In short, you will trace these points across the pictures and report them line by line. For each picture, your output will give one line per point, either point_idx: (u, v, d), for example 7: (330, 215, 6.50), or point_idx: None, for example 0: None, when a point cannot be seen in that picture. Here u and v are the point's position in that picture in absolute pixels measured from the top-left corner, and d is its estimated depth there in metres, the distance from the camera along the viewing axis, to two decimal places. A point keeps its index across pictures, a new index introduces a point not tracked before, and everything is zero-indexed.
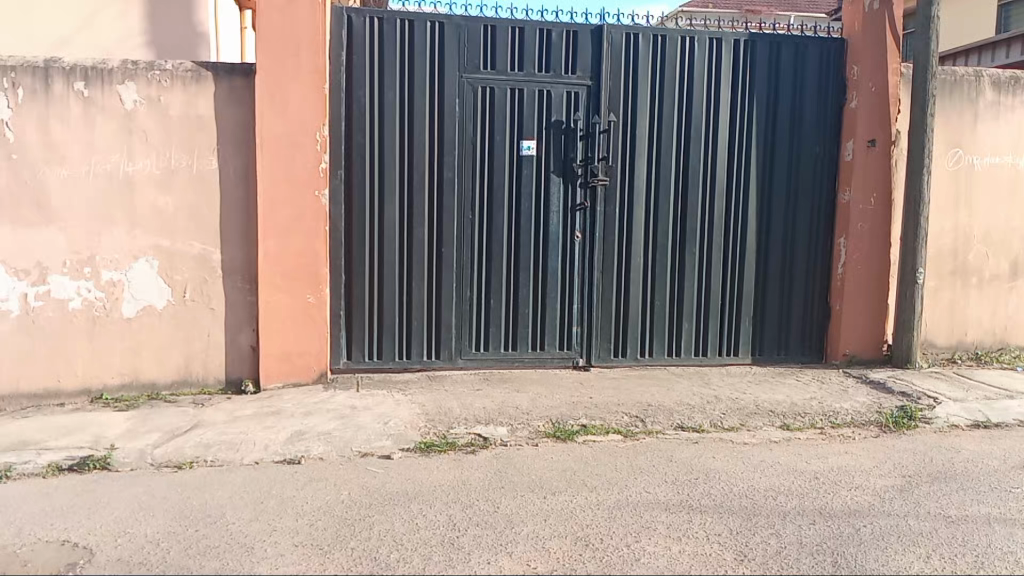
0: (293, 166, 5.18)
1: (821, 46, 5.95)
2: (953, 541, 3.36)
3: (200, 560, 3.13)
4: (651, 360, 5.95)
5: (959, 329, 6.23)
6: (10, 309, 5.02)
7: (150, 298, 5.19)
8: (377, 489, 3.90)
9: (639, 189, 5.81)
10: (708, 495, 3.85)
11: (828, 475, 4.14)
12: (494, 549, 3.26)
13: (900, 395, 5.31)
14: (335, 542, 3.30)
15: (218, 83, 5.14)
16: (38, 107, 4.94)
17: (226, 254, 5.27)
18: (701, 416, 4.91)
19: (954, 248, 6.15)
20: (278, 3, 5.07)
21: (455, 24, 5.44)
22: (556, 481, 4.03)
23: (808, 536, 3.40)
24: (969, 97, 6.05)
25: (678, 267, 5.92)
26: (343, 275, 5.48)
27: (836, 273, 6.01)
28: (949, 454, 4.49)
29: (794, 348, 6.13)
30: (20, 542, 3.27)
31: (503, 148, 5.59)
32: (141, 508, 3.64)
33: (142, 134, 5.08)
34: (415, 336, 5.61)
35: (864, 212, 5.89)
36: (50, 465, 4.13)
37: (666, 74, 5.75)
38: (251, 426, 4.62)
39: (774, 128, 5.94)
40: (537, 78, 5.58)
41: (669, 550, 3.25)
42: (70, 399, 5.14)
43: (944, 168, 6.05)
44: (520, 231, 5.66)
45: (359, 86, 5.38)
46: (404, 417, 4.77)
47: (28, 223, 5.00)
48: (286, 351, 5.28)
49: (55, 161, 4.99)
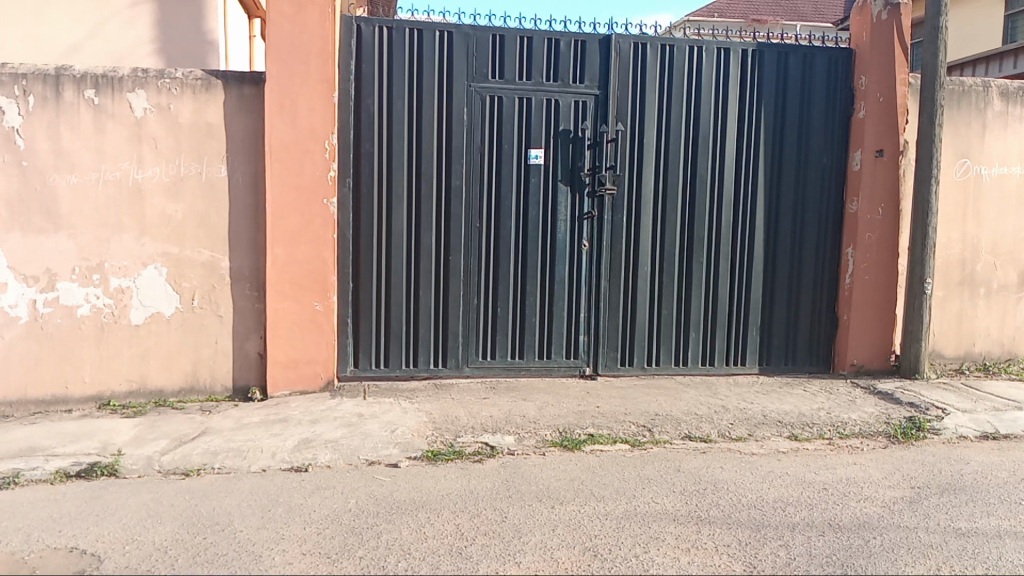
0: (302, 174, 5.20)
1: (829, 55, 5.94)
2: (963, 554, 3.34)
3: (208, 567, 3.13)
4: (658, 369, 5.94)
5: (967, 339, 6.21)
6: (19, 315, 5.03)
7: (158, 306, 5.21)
8: (385, 497, 3.89)
9: (647, 200, 5.82)
10: (716, 505, 3.84)
11: (836, 486, 4.12)
12: (503, 558, 3.25)
13: (908, 405, 5.30)
14: (343, 551, 3.30)
15: (227, 91, 5.16)
16: (49, 114, 4.96)
17: (235, 262, 5.28)
18: (708, 426, 4.90)
19: (962, 258, 6.13)
20: (287, 13, 5.10)
21: (463, 33, 5.46)
22: (564, 490, 4.02)
23: (818, 547, 3.39)
24: (978, 107, 6.04)
25: (685, 277, 5.92)
26: (351, 282, 5.49)
27: (844, 283, 5.99)
28: (958, 465, 4.47)
29: (802, 358, 6.11)
30: (28, 549, 3.27)
31: (511, 156, 5.60)
32: (150, 515, 3.64)
33: (152, 142, 5.10)
34: (423, 343, 5.61)
35: (872, 221, 5.88)
36: (59, 471, 4.13)
37: (674, 84, 5.77)
38: (258, 433, 4.62)
39: (783, 137, 5.94)
40: (546, 87, 5.59)
41: (678, 561, 3.23)
42: (78, 405, 5.15)
43: (952, 178, 6.05)
44: (528, 239, 5.67)
45: (367, 94, 5.40)
46: (411, 426, 4.76)
47: (38, 229, 5.01)
48: (293, 358, 5.30)
49: (66, 169, 5.01)
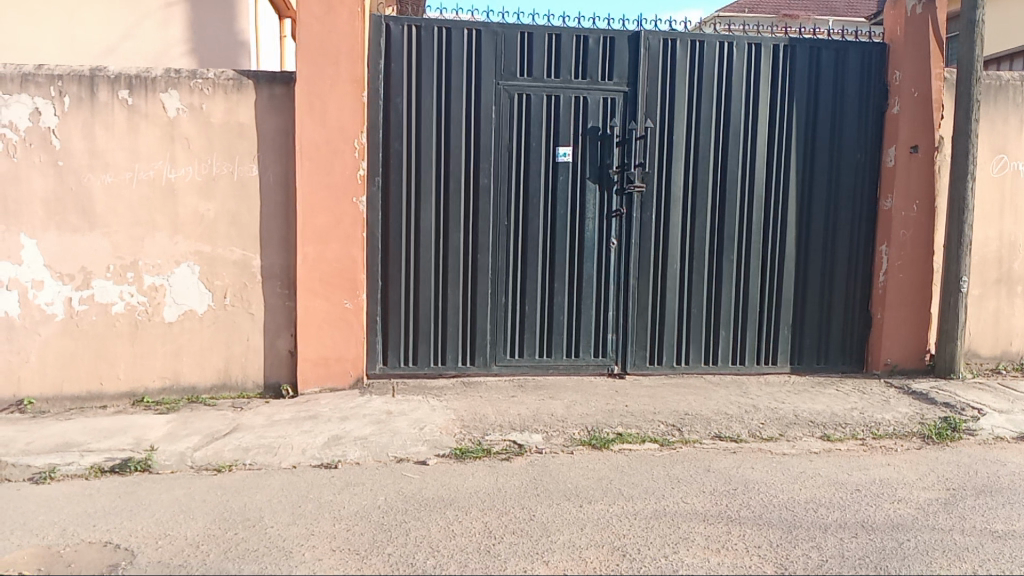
0: (332, 173, 5.23)
1: (861, 49, 5.85)
2: (1000, 557, 3.27)
3: (239, 562, 3.16)
4: (687, 368, 5.90)
5: (1003, 338, 6.09)
6: (55, 313, 5.12)
7: (191, 303, 5.27)
8: (414, 494, 3.91)
9: (676, 196, 5.77)
10: (747, 506, 3.80)
11: (869, 487, 4.06)
12: (531, 557, 3.24)
13: (943, 406, 5.20)
14: (372, 547, 3.31)
15: (258, 91, 5.21)
16: (85, 114, 5.04)
17: (266, 260, 5.33)
18: (738, 426, 4.85)
19: (999, 255, 6.01)
20: (318, 12, 5.13)
21: (491, 31, 5.46)
22: (592, 489, 4.01)
23: (850, 550, 3.34)
24: (1016, 102, 5.91)
25: (715, 275, 5.87)
26: (379, 281, 5.52)
27: (878, 282, 5.91)
28: (995, 467, 4.37)
29: (834, 358, 6.03)
30: (64, 543, 3.33)
31: (539, 154, 5.59)
32: (182, 511, 3.68)
33: (184, 141, 5.16)
34: (451, 340, 5.63)
35: (906, 218, 5.79)
36: (94, 466, 4.20)
37: (704, 80, 5.72)
38: (289, 429, 4.66)
39: (814, 133, 5.86)
40: (573, 84, 5.57)
41: (708, 561, 3.20)
42: (112, 401, 5.24)
43: (988, 174, 5.93)
44: (555, 236, 5.65)
45: (397, 93, 5.43)
46: (439, 423, 4.77)
47: (74, 229, 5.11)
48: (323, 356, 5.33)
49: (101, 169, 5.09)
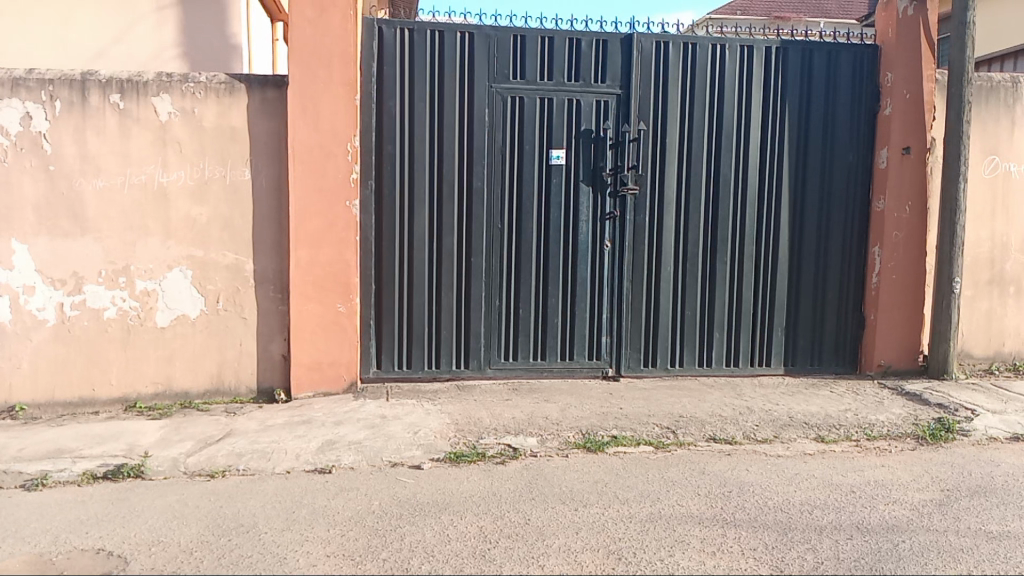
0: (324, 176, 5.22)
1: (853, 51, 5.87)
2: (995, 558, 3.28)
3: (232, 569, 3.14)
4: (681, 370, 5.90)
5: (996, 339, 6.11)
6: (47, 318, 5.10)
7: (183, 308, 5.25)
8: (409, 499, 3.90)
9: (669, 199, 5.78)
10: (742, 508, 3.80)
11: (864, 489, 4.06)
12: (527, 561, 3.23)
13: (937, 407, 5.21)
14: (367, 553, 3.30)
15: (250, 95, 5.19)
16: (76, 119, 5.01)
17: (259, 264, 5.31)
18: (733, 428, 4.85)
19: (991, 256, 6.04)
20: (310, 15, 5.12)
21: (484, 34, 5.45)
22: (588, 492, 4.00)
23: (846, 551, 3.34)
24: (1007, 103, 5.93)
25: (708, 276, 5.88)
26: (373, 284, 5.51)
27: (871, 283, 5.92)
28: (988, 468, 4.39)
29: (828, 359, 6.04)
30: (56, 550, 3.30)
31: (532, 157, 5.59)
32: (175, 517, 3.66)
33: (176, 145, 5.14)
34: (445, 344, 5.61)
35: (899, 219, 5.81)
36: (86, 473, 4.17)
37: (697, 82, 5.73)
38: (282, 435, 4.64)
39: (807, 135, 5.87)
40: (567, 87, 5.57)
41: (704, 564, 3.20)
42: (104, 407, 5.21)
43: (980, 175, 5.95)
44: (549, 239, 5.65)
45: (389, 96, 5.42)
46: (434, 427, 4.76)
47: (66, 233, 5.08)
48: (316, 360, 5.32)
49: (93, 173, 5.07)
